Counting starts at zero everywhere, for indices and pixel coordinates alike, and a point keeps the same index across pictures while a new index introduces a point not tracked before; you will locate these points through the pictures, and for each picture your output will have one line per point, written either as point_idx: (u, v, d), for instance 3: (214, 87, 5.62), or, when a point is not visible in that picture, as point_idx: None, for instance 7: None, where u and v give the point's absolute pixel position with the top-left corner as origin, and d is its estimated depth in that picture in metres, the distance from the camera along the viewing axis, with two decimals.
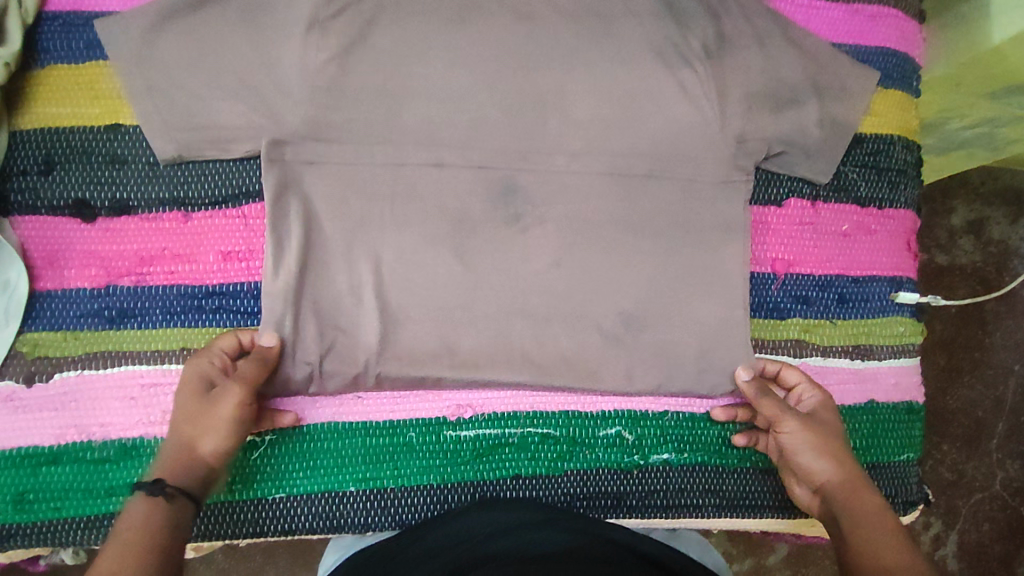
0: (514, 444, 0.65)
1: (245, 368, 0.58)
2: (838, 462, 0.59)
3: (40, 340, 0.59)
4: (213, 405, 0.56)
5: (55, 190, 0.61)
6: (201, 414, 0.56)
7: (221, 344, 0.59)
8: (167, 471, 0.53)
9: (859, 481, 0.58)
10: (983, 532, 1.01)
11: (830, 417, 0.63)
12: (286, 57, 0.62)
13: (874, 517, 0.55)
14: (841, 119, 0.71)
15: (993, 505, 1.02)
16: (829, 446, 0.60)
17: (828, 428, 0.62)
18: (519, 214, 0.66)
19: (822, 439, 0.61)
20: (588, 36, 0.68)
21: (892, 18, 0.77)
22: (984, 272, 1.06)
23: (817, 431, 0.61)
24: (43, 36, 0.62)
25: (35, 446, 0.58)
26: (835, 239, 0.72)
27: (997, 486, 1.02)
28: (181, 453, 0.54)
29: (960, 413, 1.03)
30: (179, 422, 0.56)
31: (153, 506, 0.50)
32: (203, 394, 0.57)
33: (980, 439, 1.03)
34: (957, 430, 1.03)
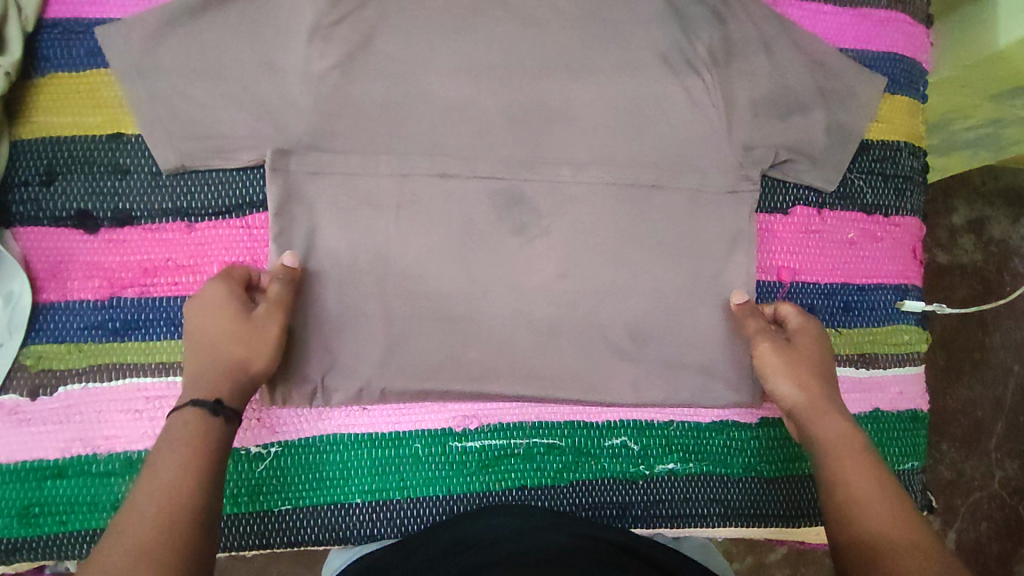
0: (520, 454, 0.65)
1: (274, 288, 0.58)
2: (808, 388, 0.60)
3: (43, 353, 0.59)
4: (259, 328, 0.57)
5: (56, 201, 0.60)
6: (249, 337, 0.56)
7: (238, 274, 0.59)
8: (221, 389, 0.54)
9: (826, 406, 0.59)
10: (981, 531, 1.02)
11: (811, 346, 0.63)
12: (291, 64, 0.62)
13: (837, 444, 0.55)
14: (847, 126, 0.70)
15: (991, 503, 1.02)
16: (802, 376, 0.60)
17: (805, 356, 0.62)
18: (526, 223, 0.66)
19: (793, 366, 0.61)
20: (594, 44, 0.67)
21: (900, 23, 0.76)
22: (984, 272, 1.06)
23: (794, 359, 0.61)
24: (43, 44, 0.61)
25: (40, 460, 0.57)
26: (841, 247, 0.72)
27: (995, 485, 1.03)
28: (233, 369, 0.55)
29: (959, 414, 1.04)
30: (222, 339, 0.55)
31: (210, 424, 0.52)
32: (244, 316, 0.57)
33: (979, 439, 1.03)
34: (955, 430, 1.03)
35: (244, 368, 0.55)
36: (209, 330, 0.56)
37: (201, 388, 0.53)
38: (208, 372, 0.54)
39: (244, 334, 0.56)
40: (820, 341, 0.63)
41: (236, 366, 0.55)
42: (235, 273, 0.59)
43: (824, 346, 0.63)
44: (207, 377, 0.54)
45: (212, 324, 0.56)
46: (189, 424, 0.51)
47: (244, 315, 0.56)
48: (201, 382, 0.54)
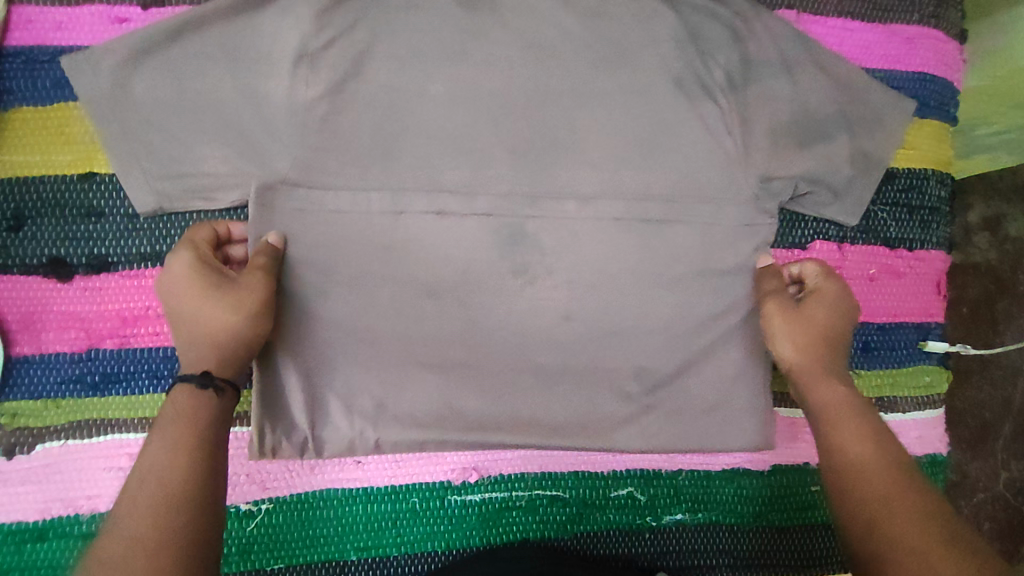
0: (521, 507, 0.63)
1: (257, 257, 0.55)
2: (809, 351, 0.57)
3: (19, 410, 0.56)
4: (239, 292, 0.53)
5: (27, 247, 0.56)
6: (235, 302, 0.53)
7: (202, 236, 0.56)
8: (211, 360, 0.51)
9: (826, 370, 0.56)
10: (983, 533, 0.82)
11: (825, 305, 0.59)
12: (274, 94, 0.57)
13: (835, 411, 0.53)
14: (873, 154, 0.66)
15: (995, 507, 0.83)
16: (802, 337, 0.58)
17: (814, 315, 0.59)
18: (527, 263, 0.62)
19: (796, 327, 0.58)
20: (603, 67, 0.62)
21: (931, 40, 0.71)
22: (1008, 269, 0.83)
23: (802, 319, 0.58)
24: (5, 75, 0.57)
25: (19, 522, 0.55)
26: (861, 283, 0.68)
27: (998, 487, 0.83)
28: (218, 338, 0.52)
29: (965, 414, 0.83)
30: (203, 310, 0.52)
31: (199, 400, 0.49)
32: (222, 282, 0.53)
33: (984, 440, 0.83)
34: (963, 432, 0.83)
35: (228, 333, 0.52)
36: (187, 303, 0.53)
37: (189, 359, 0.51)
38: (194, 345, 0.52)
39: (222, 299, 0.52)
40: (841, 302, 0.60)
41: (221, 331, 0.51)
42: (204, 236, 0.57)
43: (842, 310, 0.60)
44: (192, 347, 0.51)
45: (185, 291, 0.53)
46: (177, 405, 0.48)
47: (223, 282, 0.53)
48: (190, 355, 0.51)
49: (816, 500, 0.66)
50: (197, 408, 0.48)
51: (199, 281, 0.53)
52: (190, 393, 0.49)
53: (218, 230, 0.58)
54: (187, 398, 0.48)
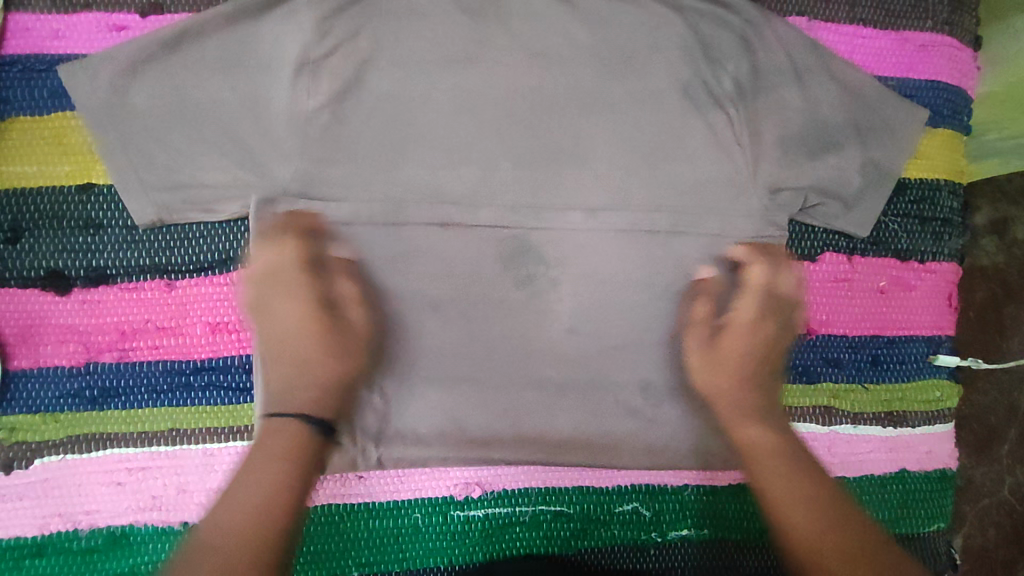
0: (525, 523, 0.62)
1: (346, 287, 0.58)
2: (735, 387, 0.58)
3: (17, 424, 0.55)
4: (348, 333, 0.57)
5: (25, 260, 0.55)
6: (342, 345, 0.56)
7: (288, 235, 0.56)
8: (330, 404, 0.54)
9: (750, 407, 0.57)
10: (988, 537, 0.81)
11: (762, 332, 0.60)
12: (276, 104, 0.56)
13: (760, 453, 0.55)
14: (885, 165, 0.65)
15: (999, 514, 0.81)
16: (703, 369, 0.59)
17: (741, 347, 0.59)
18: (532, 275, 0.61)
19: (716, 362, 0.59)
20: (610, 75, 0.61)
21: (945, 47, 0.69)
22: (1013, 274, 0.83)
23: (731, 351, 0.59)
24: (2, 84, 0.56)
25: (17, 538, 0.54)
26: (871, 295, 0.67)
27: (1004, 492, 0.81)
28: (337, 383, 0.55)
29: (970, 419, 0.82)
30: (320, 352, 0.55)
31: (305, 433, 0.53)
32: (330, 318, 0.57)
33: (989, 445, 0.82)
34: (968, 437, 0.82)
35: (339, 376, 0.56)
36: (319, 342, 0.55)
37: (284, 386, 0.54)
38: (305, 384, 0.55)
39: (332, 338, 0.56)
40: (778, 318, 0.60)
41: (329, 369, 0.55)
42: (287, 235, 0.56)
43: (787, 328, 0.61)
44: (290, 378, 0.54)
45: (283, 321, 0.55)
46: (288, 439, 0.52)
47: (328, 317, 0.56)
48: (305, 394, 0.54)
49: None
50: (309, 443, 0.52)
51: (314, 320, 0.56)
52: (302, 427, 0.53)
53: (311, 220, 0.57)
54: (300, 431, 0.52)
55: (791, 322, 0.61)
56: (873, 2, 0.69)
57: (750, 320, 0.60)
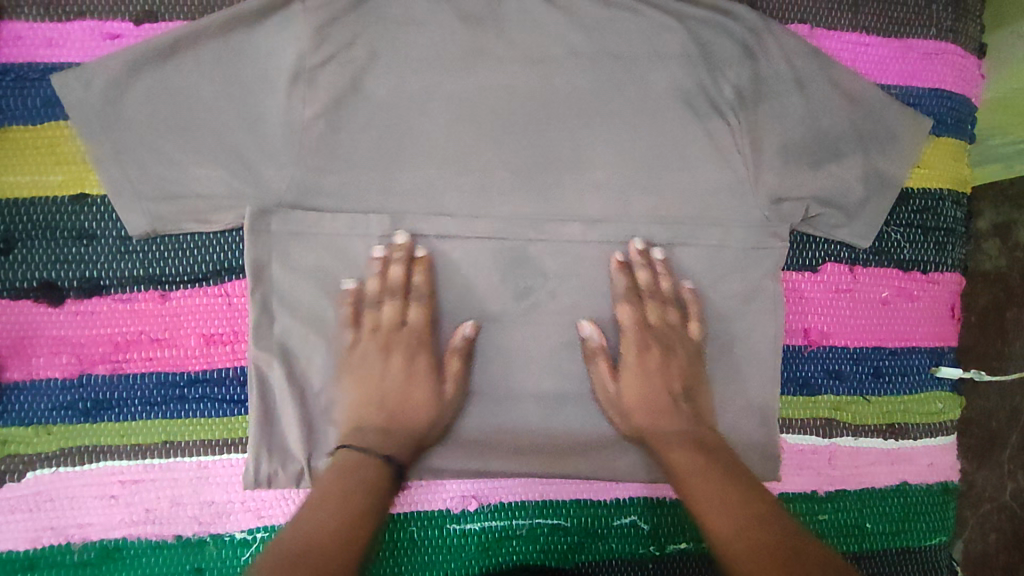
0: (522, 536, 0.61)
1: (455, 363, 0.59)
2: (654, 425, 0.58)
3: (10, 436, 0.54)
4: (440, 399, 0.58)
5: (17, 270, 0.55)
6: (427, 405, 0.58)
7: (417, 281, 0.58)
8: (392, 449, 0.55)
9: (672, 437, 0.57)
10: (988, 542, 0.77)
11: (658, 370, 0.60)
12: (271, 114, 0.55)
13: (688, 474, 0.53)
14: (887, 175, 0.64)
15: (1001, 520, 0.77)
16: (632, 413, 0.59)
17: (642, 389, 0.59)
18: (530, 287, 0.60)
19: (640, 404, 0.59)
20: (609, 84, 0.61)
21: (949, 55, 0.68)
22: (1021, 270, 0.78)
23: (634, 395, 0.59)
24: None
25: (10, 551, 0.54)
26: (873, 307, 0.66)
27: (1007, 497, 0.77)
28: (412, 436, 0.57)
29: (971, 423, 0.78)
30: (397, 408, 0.57)
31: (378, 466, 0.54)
32: (428, 374, 0.58)
33: (992, 449, 0.78)
34: (969, 440, 0.78)
35: (417, 428, 0.57)
36: (386, 392, 0.57)
37: (356, 422, 0.57)
38: (367, 427, 0.56)
39: (415, 390, 0.58)
40: (662, 346, 0.60)
41: (404, 416, 0.57)
42: (390, 276, 0.58)
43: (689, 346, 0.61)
44: (361, 417, 0.57)
45: (364, 365, 0.57)
46: (370, 472, 0.53)
47: (427, 374, 0.58)
48: (376, 436, 0.56)
49: (823, 529, 0.64)
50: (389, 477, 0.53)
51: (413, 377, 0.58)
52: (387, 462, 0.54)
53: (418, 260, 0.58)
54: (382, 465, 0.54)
55: (676, 339, 0.61)
56: (877, 10, 0.68)
57: (642, 356, 0.60)
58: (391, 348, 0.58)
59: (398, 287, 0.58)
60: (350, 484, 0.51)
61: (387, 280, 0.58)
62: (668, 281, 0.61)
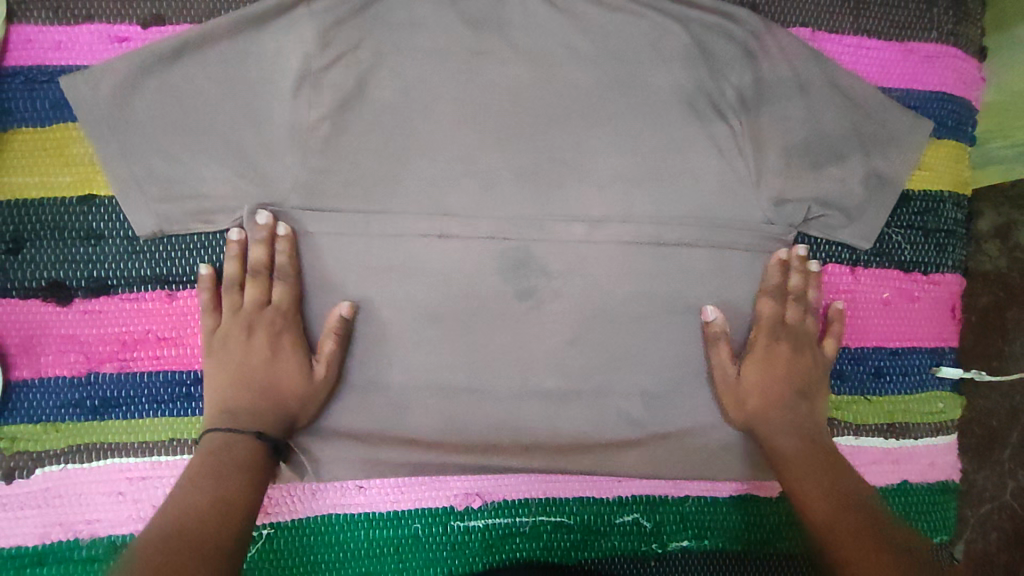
0: (525, 533, 0.62)
1: (327, 343, 0.57)
2: (771, 410, 0.61)
3: (19, 434, 0.55)
4: (310, 377, 0.57)
5: (26, 270, 0.55)
6: (300, 386, 0.57)
7: (257, 256, 0.57)
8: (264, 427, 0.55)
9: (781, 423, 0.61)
10: (990, 541, 0.77)
11: (776, 363, 0.62)
12: (277, 116, 0.56)
13: (795, 464, 0.58)
14: (888, 177, 0.64)
15: (1001, 518, 0.77)
16: (754, 397, 0.61)
17: (763, 378, 0.62)
18: (532, 288, 0.61)
19: (763, 390, 0.61)
20: (612, 86, 0.61)
21: (951, 58, 0.69)
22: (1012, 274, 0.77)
23: (753, 384, 0.61)
24: (4, 96, 0.56)
25: (19, 546, 0.54)
26: (873, 307, 0.66)
27: (1007, 496, 0.77)
28: (275, 413, 0.56)
29: (971, 422, 0.78)
30: (265, 384, 0.56)
31: (229, 442, 0.53)
32: (297, 354, 0.57)
33: (992, 448, 0.77)
34: (970, 439, 0.77)
35: (286, 408, 0.56)
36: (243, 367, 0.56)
37: (223, 406, 0.55)
38: (242, 407, 0.55)
39: (284, 372, 0.56)
40: (795, 343, 0.63)
41: (283, 397, 0.56)
42: (252, 257, 0.57)
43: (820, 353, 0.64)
44: (229, 399, 0.55)
45: (230, 347, 0.56)
46: (240, 452, 0.53)
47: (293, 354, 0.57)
48: (245, 416, 0.55)
49: None
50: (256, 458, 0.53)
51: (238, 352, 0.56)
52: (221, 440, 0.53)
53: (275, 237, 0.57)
54: (249, 446, 0.54)
55: (800, 340, 0.64)
56: (878, 13, 0.68)
57: (769, 350, 0.63)
58: (253, 329, 0.56)
59: (262, 268, 0.57)
60: (225, 471, 0.52)
61: (246, 261, 0.57)
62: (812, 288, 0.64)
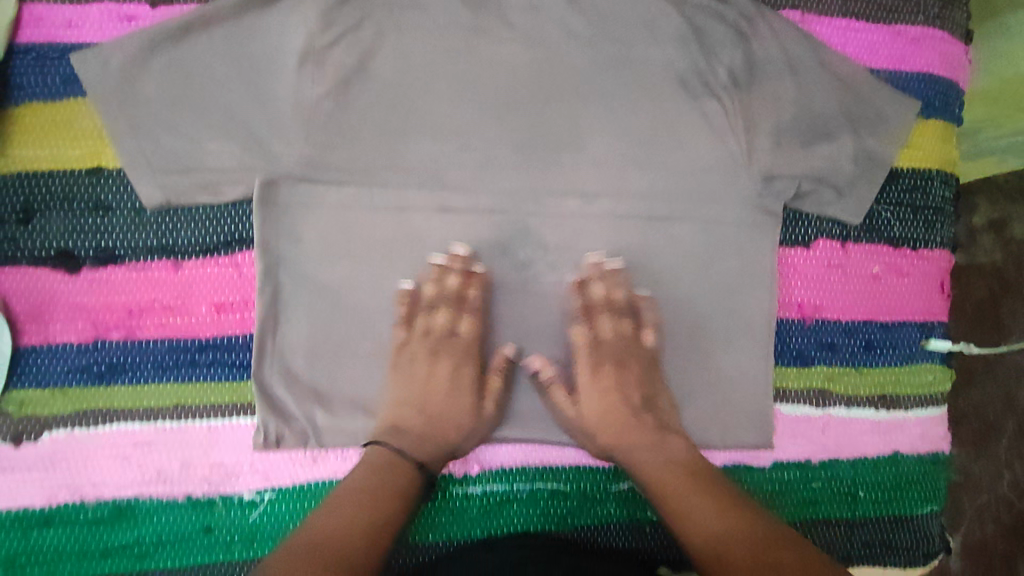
0: (522, 500, 0.63)
1: (496, 380, 0.61)
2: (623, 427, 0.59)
3: (27, 398, 0.56)
4: (479, 412, 0.60)
5: (35, 240, 0.57)
6: (462, 415, 0.59)
7: (449, 282, 0.60)
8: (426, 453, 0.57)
9: (642, 441, 0.58)
10: (987, 533, 0.83)
11: (614, 387, 0.61)
12: (280, 92, 0.57)
13: (673, 482, 0.55)
14: (876, 154, 0.66)
15: (999, 508, 0.83)
16: (594, 413, 0.60)
17: (596, 396, 0.60)
18: (529, 261, 0.63)
19: (603, 403, 0.60)
20: (606, 66, 0.63)
21: (937, 41, 0.70)
22: (1005, 274, 0.86)
23: (593, 404, 0.60)
24: (16, 71, 0.58)
25: (26, 508, 0.56)
26: (864, 282, 0.68)
27: (1004, 488, 0.83)
28: (438, 439, 0.58)
29: (968, 412, 0.85)
30: (430, 410, 0.59)
31: (394, 465, 0.55)
32: (472, 389, 0.60)
33: (987, 439, 0.84)
34: (966, 430, 0.84)
35: (446, 432, 0.59)
36: (409, 394, 0.59)
37: (392, 422, 0.58)
38: (411, 429, 0.58)
39: (459, 400, 0.59)
40: (646, 363, 0.62)
41: (439, 419, 0.59)
42: (447, 285, 0.60)
43: (643, 354, 0.62)
44: (401, 418, 0.58)
45: (413, 369, 0.59)
46: (399, 477, 0.55)
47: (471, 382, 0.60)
48: (425, 442, 0.57)
49: (816, 496, 0.66)
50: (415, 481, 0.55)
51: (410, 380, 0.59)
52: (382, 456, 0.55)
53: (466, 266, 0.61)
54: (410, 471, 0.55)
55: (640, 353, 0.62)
56: None
57: (595, 375, 0.61)
58: (440, 355, 0.60)
59: (456, 297, 0.60)
60: (383, 490, 0.53)
61: (441, 288, 0.60)
62: (618, 291, 0.62)
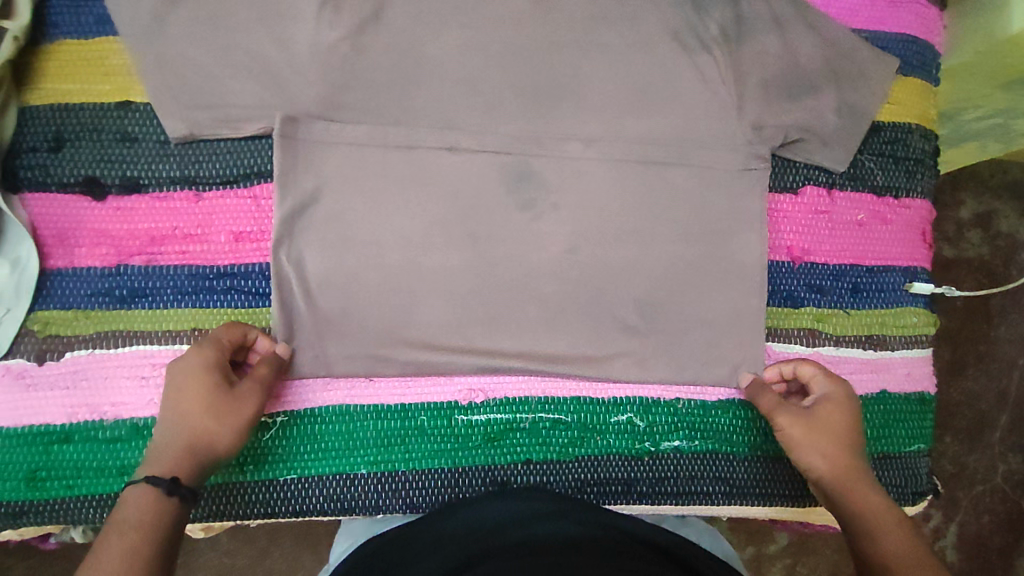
0: (524, 429, 0.65)
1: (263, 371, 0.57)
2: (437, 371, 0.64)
3: (51, 319, 0.59)
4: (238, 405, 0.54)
5: (64, 167, 0.60)
6: (219, 418, 0.54)
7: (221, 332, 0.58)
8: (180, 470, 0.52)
9: (859, 481, 0.57)
10: (983, 524, 0.91)
11: (830, 428, 0.59)
12: (299, 35, 0.61)
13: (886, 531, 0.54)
14: (859, 108, 0.70)
15: (995, 500, 0.91)
16: (830, 445, 0.59)
17: (836, 447, 0.59)
18: (533, 200, 0.65)
19: (841, 443, 0.59)
20: (605, 18, 0.67)
21: (913, 5, 0.75)
22: (990, 266, 0.95)
23: (820, 442, 0.59)
24: (52, 10, 0.62)
25: (47, 424, 0.58)
26: (849, 228, 0.71)
27: (997, 479, 0.91)
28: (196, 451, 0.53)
29: (963, 405, 0.93)
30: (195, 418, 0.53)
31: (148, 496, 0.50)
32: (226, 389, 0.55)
33: (981, 431, 0.92)
34: (960, 422, 0.92)
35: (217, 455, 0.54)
36: (179, 409, 0.53)
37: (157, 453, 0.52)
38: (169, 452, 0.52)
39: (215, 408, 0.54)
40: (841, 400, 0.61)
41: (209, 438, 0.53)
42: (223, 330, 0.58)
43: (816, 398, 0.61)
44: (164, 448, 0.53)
45: (176, 401, 0.54)
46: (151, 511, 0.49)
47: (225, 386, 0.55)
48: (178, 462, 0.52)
49: None
50: (151, 510, 0.49)
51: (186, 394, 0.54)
52: (139, 494, 0.50)
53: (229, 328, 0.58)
54: (150, 501, 0.50)
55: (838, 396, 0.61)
56: None
57: (824, 409, 0.60)
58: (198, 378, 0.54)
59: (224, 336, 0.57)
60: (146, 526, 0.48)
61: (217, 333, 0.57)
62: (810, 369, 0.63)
